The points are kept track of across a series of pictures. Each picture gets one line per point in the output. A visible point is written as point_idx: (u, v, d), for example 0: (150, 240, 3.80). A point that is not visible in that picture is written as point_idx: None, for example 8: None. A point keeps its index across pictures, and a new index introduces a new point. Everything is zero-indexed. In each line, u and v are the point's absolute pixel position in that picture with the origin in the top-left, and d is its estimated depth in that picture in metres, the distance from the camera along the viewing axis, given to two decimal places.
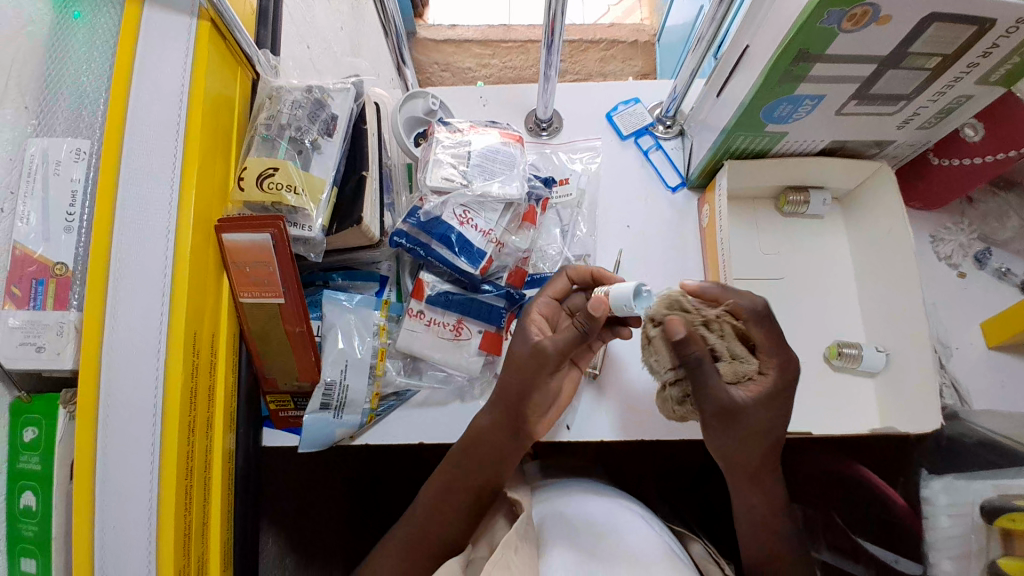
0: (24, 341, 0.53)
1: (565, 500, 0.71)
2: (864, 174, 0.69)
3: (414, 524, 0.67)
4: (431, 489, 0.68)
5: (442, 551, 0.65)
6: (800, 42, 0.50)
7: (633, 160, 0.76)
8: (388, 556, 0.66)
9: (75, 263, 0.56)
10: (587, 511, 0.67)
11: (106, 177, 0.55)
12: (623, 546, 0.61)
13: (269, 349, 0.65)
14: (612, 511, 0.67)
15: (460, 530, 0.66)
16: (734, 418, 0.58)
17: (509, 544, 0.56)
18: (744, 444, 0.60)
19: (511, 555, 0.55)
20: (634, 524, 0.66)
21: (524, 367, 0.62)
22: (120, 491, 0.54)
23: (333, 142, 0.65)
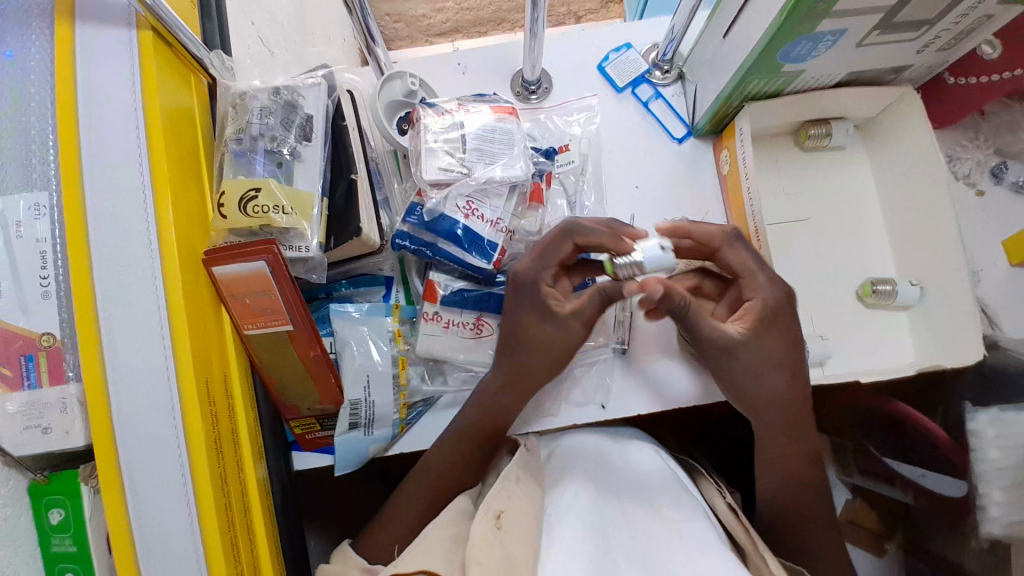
0: (29, 425, 0.51)
1: (579, 433, 0.65)
2: (884, 103, 0.66)
3: (417, 494, 0.62)
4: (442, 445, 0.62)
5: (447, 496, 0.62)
6: None
7: (633, 114, 0.70)
8: (402, 514, 0.62)
9: (62, 331, 0.52)
10: (598, 443, 0.63)
11: (76, 238, 0.49)
12: (629, 469, 0.59)
13: (285, 377, 0.61)
14: (620, 441, 0.64)
15: (471, 480, 0.63)
16: (725, 355, 0.58)
17: (511, 478, 0.55)
18: (764, 377, 0.58)
19: (512, 485, 0.54)
20: (643, 455, 0.62)
21: (554, 350, 0.61)
22: (166, 563, 0.50)
23: (313, 146, 0.59)
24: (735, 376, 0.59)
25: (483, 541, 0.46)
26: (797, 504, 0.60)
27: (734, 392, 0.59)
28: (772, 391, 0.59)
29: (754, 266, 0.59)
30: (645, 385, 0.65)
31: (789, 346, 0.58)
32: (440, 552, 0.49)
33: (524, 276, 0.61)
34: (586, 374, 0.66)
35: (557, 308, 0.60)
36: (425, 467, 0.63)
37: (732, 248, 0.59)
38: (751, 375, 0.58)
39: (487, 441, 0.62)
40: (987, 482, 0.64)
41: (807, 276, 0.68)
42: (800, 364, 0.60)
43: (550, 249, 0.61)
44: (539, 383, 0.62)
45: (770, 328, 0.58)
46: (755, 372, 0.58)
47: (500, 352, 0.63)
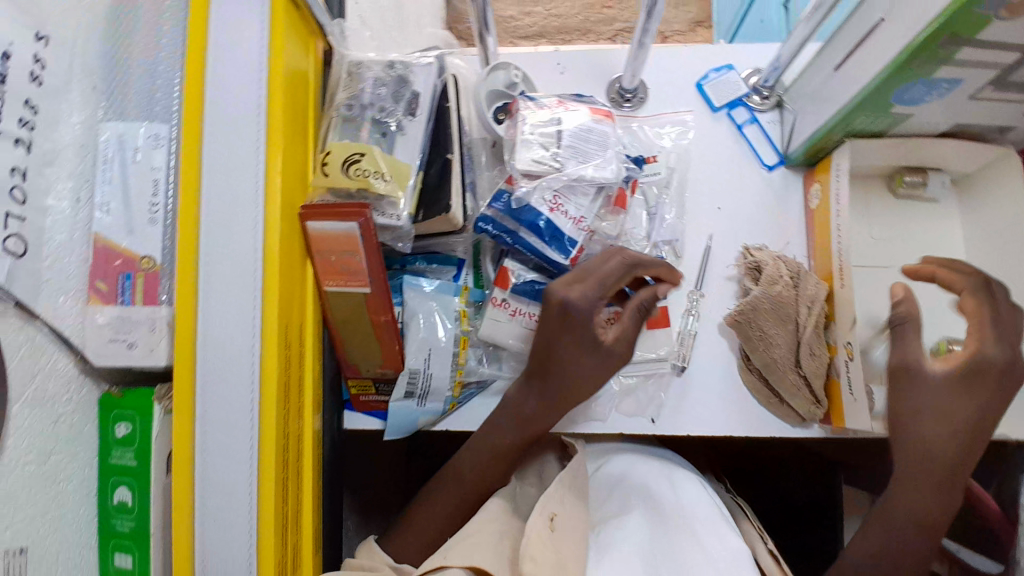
0: (115, 338, 0.54)
1: (626, 463, 0.64)
2: (982, 161, 0.65)
3: (454, 489, 0.62)
4: (473, 452, 0.63)
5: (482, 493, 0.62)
6: (945, 31, 0.46)
7: (726, 135, 0.71)
8: (436, 506, 0.62)
9: (162, 257, 0.56)
10: (646, 473, 0.62)
11: (189, 178, 0.53)
12: (678, 503, 0.58)
13: (353, 338, 0.64)
14: (668, 471, 0.63)
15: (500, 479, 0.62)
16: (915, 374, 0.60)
17: (563, 482, 0.57)
18: (939, 423, 0.58)
19: (565, 489, 0.56)
20: (691, 489, 0.61)
21: (592, 379, 0.61)
22: (220, 492, 0.53)
23: (417, 122, 0.61)
24: (948, 416, 0.58)
25: (538, 539, 0.49)
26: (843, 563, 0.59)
27: (895, 413, 0.60)
28: (940, 440, 0.58)
29: (988, 325, 0.59)
30: (698, 405, 0.65)
31: (981, 407, 0.57)
32: (489, 545, 0.51)
33: (580, 305, 0.60)
34: (641, 386, 0.66)
35: (607, 338, 0.61)
36: (456, 469, 0.63)
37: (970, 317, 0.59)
38: (953, 416, 0.57)
39: (518, 458, 0.62)
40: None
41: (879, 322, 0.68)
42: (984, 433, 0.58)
43: (612, 275, 0.61)
44: (579, 403, 0.62)
45: (976, 384, 0.57)
46: (940, 413, 0.58)
47: (535, 368, 0.62)
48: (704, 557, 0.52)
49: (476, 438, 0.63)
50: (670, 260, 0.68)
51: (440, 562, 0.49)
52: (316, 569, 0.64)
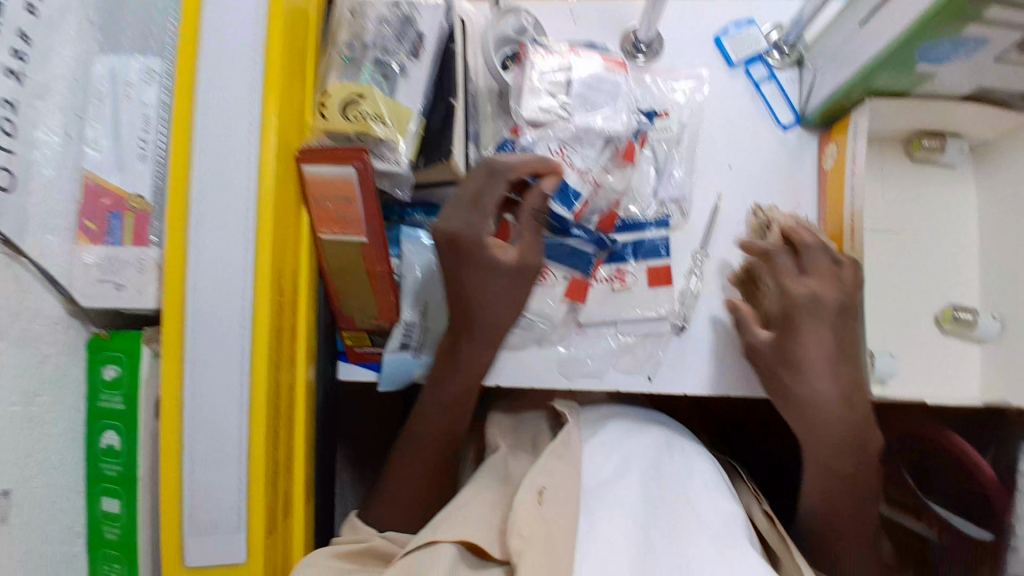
0: (103, 279, 0.52)
1: (616, 427, 0.64)
2: (1007, 128, 0.62)
3: (424, 452, 0.62)
4: (431, 413, 0.62)
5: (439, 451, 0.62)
6: None
7: (742, 91, 0.68)
8: (408, 470, 0.61)
9: (154, 198, 0.54)
10: (644, 440, 0.62)
11: (184, 113, 0.51)
12: (680, 473, 0.58)
13: (349, 288, 0.62)
14: (668, 440, 0.63)
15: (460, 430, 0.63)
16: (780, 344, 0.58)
17: (556, 452, 0.58)
18: (808, 387, 0.57)
19: (557, 460, 0.57)
20: (690, 458, 0.61)
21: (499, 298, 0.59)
22: (210, 437, 0.52)
23: (420, 65, 0.58)
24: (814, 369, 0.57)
25: (528, 513, 0.50)
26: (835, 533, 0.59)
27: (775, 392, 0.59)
28: (814, 397, 0.57)
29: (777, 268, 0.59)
30: (697, 367, 0.65)
31: (822, 351, 0.57)
32: (481, 519, 0.52)
33: (464, 234, 0.58)
34: (638, 345, 0.65)
35: (501, 260, 0.58)
36: (414, 431, 0.62)
37: (819, 253, 0.59)
38: (821, 372, 0.57)
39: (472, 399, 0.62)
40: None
41: (885, 288, 0.67)
42: (851, 380, 0.58)
43: (488, 195, 0.58)
44: (501, 331, 0.61)
45: (800, 332, 0.57)
46: (796, 371, 0.57)
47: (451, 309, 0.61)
48: (698, 524, 0.52)
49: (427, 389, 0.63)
50: (677, 219, 0.66)
51: (430, 537, 0.50)
52: (308, 516, 0.64)
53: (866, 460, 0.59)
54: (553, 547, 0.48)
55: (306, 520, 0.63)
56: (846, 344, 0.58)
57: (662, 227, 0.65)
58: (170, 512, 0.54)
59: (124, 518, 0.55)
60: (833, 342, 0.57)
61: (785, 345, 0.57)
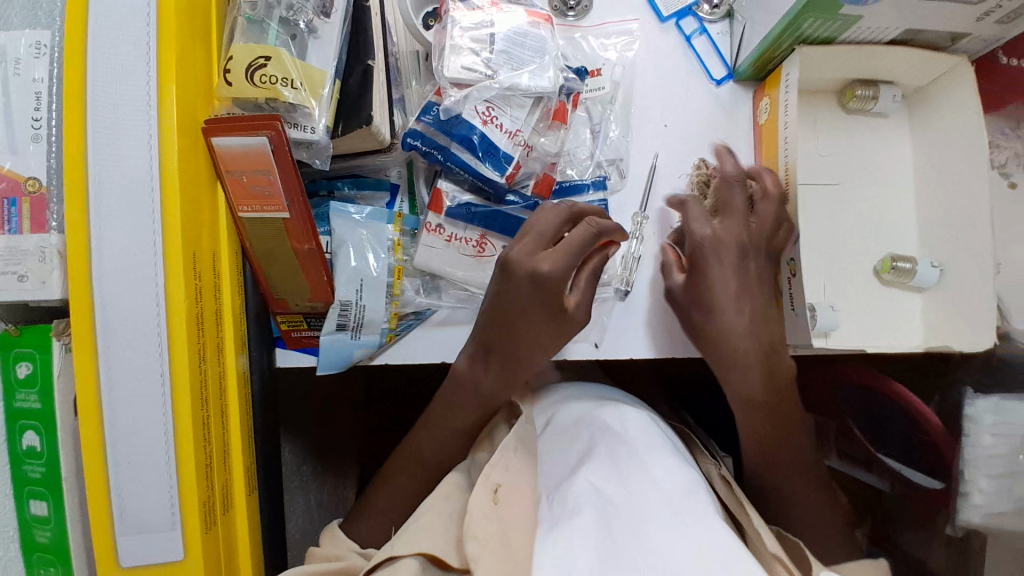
0: (5, 270, 0.49)
1: (571, 412, 0.63)
2: (939, 71, 0.62)
3: (420, 473, 0.63)
4: (439, 438, 0.64)
5: (439, 467, 0.64)
6: None
7: (674, 46, 0.66)
8: (396, 489, 0.63)
9: (49, 178, 0.50)
10: (603, 425, 0.59)
11: (75, 80, 0.47)
12: (635, 447, 0.55)
13: (276, 269, 0.60)
14: (629, 420, 0.60)
15: (457, 449, 0.64)
16: (691, 284, 0.59)
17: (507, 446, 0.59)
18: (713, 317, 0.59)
19: (510, 456, 0.58)
20: (645, 433, 0.58)
21: (543, 345, 0.60)
22: (132, 434, 0.49)
23: (332, 24, 0.56)
24: (718, 299, 0.59)
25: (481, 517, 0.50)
26: (790, 503, 0.60)
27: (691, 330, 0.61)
28: (726, 325, 0.59)
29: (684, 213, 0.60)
30: (644, 330, 0.64)
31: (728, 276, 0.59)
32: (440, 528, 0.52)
33: (552, 274, 0.57)
34: None
35: (568, 310, 0.58)
36: (417, 453, 0.64)
37: (735, 187, 0.60)
38: (725, 299, 0.59)
39: (480, 427, 0.65)
40: (975, 468, 0.61)
41: (827, 241, 0.66)
42: (764, 311, 0.60)
43: (571, 241, 0.58)
44: (524, 372, 0.62)
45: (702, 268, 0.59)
46: (701, 304, 0.59)
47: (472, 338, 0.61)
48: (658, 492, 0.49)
49: (433, 408, 0.65)
50: (615, 180, 0.65)
51: (391, 554, 0.50)
52: (253, 510, 0.61)
53: (777, 384, 0.61)
54: (511, 554, 0.47)
55: (251, 514, 0.61)
56: (750, 271, 0.60)
57: (599, 189, 0.64)
58: (98, 513, 0.50)
59: (53, 523, 0.52)
60: (737, 276, 0.59)
61: (697, 289, 0.59)
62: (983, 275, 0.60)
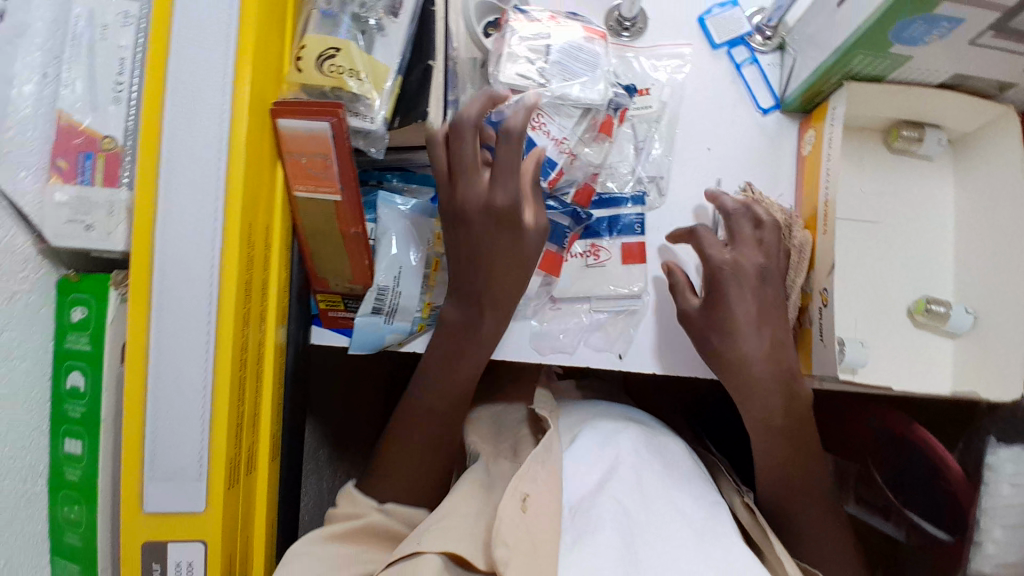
0: (73, 219, 0.52)
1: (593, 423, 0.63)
2: (984, 120, 0.62)
3: (428, 423, 0.61)
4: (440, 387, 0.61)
5: (447, 416, 0.62)
6: None
7: (724, 73, 0.68)
8: (402, 442, 0.61)
9: (124, 138, 0.54)
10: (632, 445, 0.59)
11: (160, 52, 0.51)
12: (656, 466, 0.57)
13: (322, 249, 0.62)
14: (652, 442, 0.60)
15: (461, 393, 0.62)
16: (710, 308, 0.59)
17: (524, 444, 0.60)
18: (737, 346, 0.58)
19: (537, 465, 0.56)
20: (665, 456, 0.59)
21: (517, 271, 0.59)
22: (174, 387, 0.52)
23: (400, 23, 0.59)
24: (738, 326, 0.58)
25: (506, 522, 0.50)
26: (805, 535, 0.60)
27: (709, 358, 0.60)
28: (746, 354, 0.58)
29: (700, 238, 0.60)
30: (669, 346, 0.65)
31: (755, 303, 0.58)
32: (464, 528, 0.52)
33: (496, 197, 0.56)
34: (611, 321, 0.65)
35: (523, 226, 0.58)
36: (423, 406, 0.61)
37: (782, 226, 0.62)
38: (744, 328, 0.58)
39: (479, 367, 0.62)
40: (991, 516, 0.60)
41: (860, 277, 0.67)
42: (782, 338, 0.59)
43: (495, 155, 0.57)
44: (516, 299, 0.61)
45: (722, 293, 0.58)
46: (722, 331, 0.58)
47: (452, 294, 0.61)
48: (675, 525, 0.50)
49: (424, 369, 0.62)
50: (654, 197, 0.66)
51: (416, 548, 0.50)
52: (274, 477, 0.64)
53: (796, 413, 0.60)
54: (536, 557, 0.47)
55: (271, 480, 0.63)
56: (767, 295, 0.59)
57: (638, 203, 0.66)
58: (129, 458, 0.53)
59: (85, 461, 0.55)
60: (757, 305, 0.58)
61: (713, 313, 0.58)
62: (1017, 324, 0.60)
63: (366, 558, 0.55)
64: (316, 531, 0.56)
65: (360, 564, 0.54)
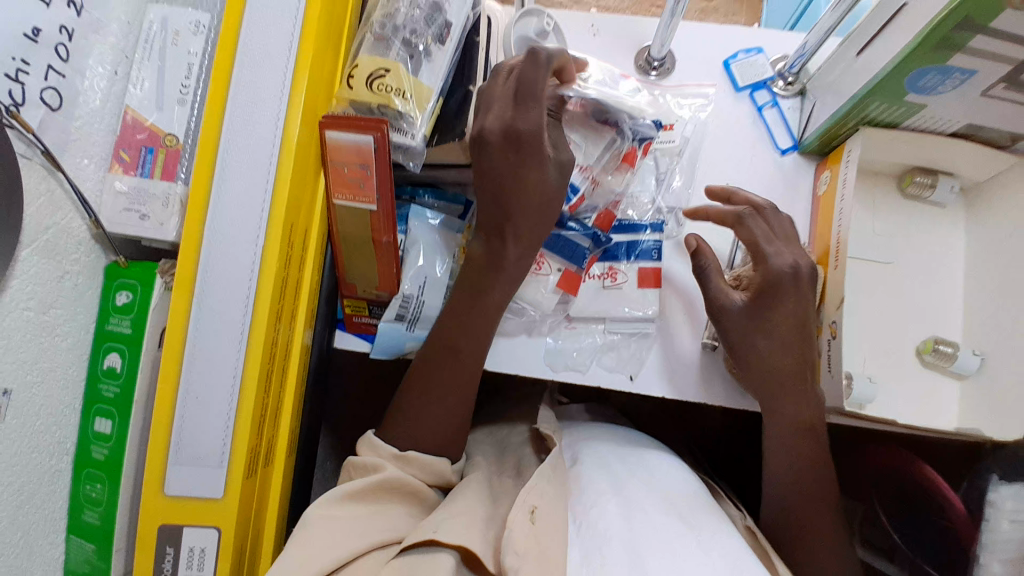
0: (128, 208, 0.56)
1: (596, 448, 0.65)
2: (996, 170, 0.65)
3: (455, 369, 0.62)
4: (469, 329, 0.63)
5: (472, 358, 0.63)
6: (962, 11, 0.47)
7: (745, 115, 0.72)
8: (429, 383, 0.62)
9: (185, 136, 0.58)
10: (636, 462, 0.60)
11: (224, 60, 0.55)
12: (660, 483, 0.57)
13: (354, 255, 0.65)
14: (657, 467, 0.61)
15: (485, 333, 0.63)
16: (759, 305, 0.60)
17: None
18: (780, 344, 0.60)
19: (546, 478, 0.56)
20: (670, 478, 0.60)
21: (539, 204, 0.62)
22: (206, 373, 0.55)
23: (445, 51, 0.62)
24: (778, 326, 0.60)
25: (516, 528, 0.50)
26: (814, 554, 0.60)
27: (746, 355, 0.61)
28: (776, 359, 0.60)
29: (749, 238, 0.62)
30: (680, 370, 0.66)
31: (801, 302, 0.60)
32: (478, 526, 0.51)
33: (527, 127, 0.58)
34: (625, 343, 0.67)
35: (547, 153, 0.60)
36: (451, 352, 0.63)
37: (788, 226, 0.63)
38: (785, 316, 0.60)
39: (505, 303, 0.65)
40: None
41: (870, 315, 0.69)
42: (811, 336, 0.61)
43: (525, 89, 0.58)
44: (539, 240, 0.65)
45: (774, 295, 0.60)
46: (762, 327, 0.60)
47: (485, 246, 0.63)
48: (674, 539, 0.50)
49: (447, 321, 0.63)
50: (671, 226, 0.70)
51: (432, 537, 0.50)
52: (287, 475, 0.65)
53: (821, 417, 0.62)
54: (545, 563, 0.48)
55: (285, 477, 0.64)
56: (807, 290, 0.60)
57: (656, 231, 0.68)
58: (156, 438, 0.55)
59: (114, 438, 0.57)
60: (805, 315, 0.60)
61: (762, 311, 0.60)
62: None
63: (381, 522, 0.54)
64: (337, 489, 0.54)
65: (376, 532, 0.53)
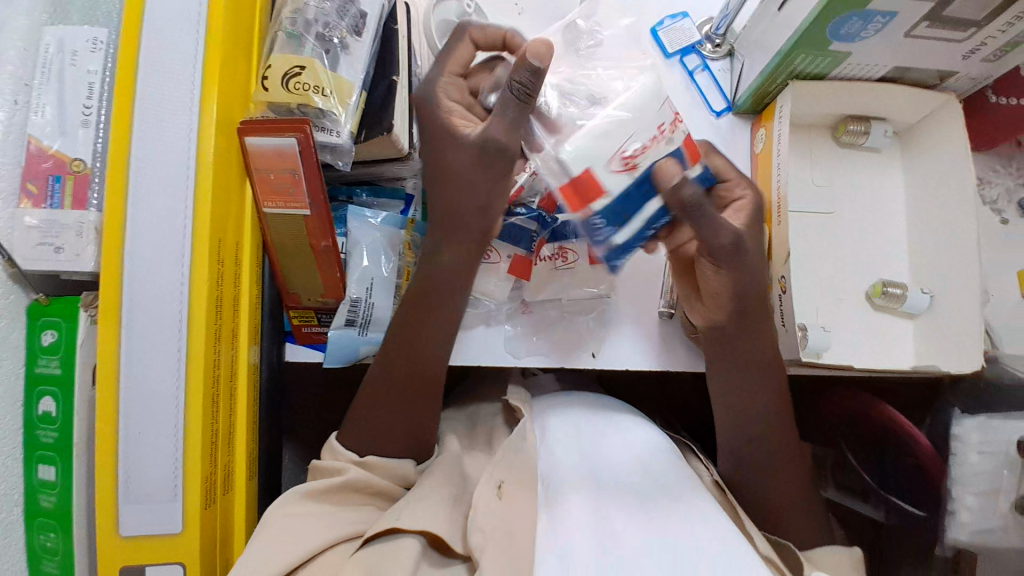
0: (42, 241, 0.53)
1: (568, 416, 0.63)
2: (927, 109, 0.65)
3: (415, 375, 0.61)
4: (428, 330, 0.61)
5: (429, 364, 0.61)
6: None
7: (678, 81, 0.71)
8: (390, 384, 0.61)
9: (93, 160, 0.55)
10: (604, 438, 0.59)
11: (126, 76, 0.52)
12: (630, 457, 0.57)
13: (292, 264, 0.63)
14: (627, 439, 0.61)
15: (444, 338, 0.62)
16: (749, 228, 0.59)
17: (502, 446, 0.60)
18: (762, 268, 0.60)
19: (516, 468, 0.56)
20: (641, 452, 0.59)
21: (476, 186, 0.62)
22: (146, 407, 0.52)
23: (362, 42, 0.61)
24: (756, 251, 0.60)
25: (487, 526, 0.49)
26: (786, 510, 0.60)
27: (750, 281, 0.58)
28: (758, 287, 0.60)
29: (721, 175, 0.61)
30: (639, 342, 0.66)
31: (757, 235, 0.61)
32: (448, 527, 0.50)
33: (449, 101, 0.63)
34: (582, 322, 0.66)
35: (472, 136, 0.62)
36: (412, 354, 0.61)
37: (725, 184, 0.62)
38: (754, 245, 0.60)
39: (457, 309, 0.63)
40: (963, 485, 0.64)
41: (820, 266, 0.69)
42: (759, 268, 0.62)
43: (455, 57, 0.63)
44: (480, 237, 0.63)
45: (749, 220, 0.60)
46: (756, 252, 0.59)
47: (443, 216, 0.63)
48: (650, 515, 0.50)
49: (408, 317, 0.62)
50: None
51: (394, 524, 0.51)
52: (250, 497, 0.63)
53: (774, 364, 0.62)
54: None
55: (248, 498, 0.63)
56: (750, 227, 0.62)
57: None
58: (103, 478, 0.52)
59: (59, 486, 0.55)
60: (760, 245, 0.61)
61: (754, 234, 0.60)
62: (972, 300, 0.63)
63: (348, 515, 0.56)
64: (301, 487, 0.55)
65: (344, 524, 0.55)
